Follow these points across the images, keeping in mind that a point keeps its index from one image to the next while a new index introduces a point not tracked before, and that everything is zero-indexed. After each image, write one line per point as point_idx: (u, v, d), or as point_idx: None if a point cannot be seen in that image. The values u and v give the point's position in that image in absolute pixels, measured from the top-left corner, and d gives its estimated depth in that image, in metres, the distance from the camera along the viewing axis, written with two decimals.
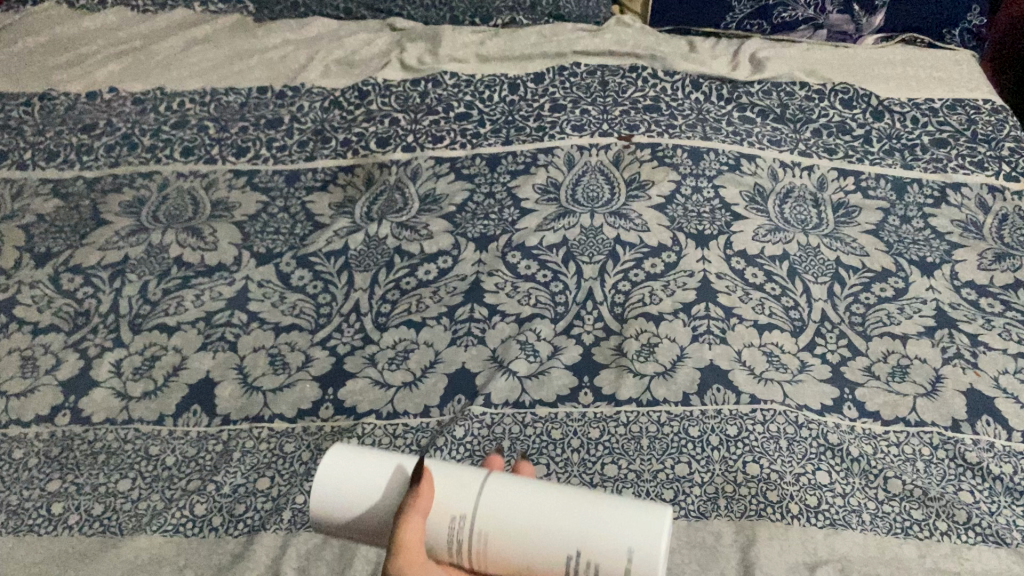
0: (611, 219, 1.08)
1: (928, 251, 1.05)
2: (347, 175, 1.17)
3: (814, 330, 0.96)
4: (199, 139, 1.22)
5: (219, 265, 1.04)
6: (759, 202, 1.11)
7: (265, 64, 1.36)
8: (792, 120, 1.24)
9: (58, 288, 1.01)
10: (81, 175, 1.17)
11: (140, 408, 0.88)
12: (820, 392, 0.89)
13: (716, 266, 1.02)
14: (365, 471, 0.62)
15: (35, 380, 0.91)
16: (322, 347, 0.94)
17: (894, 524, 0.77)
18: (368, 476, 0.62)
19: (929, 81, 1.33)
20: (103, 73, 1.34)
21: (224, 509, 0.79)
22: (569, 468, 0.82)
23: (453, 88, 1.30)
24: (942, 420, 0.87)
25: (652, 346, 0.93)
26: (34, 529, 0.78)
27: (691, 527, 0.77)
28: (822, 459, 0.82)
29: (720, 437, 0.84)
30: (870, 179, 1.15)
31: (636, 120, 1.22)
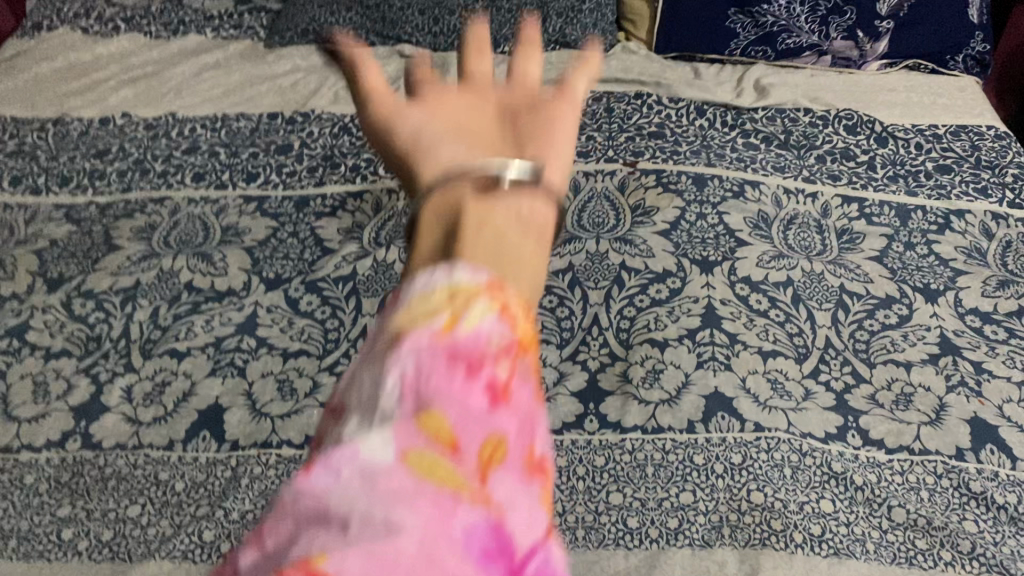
0: (616, 244, 1.09)
1: (932, 277, 1.06)
2: (355, 201, 1.18)
3: (819, 357, 0.96)
4: (210, 164, 1.24)
5: (229, 290, 1.05)
6: (763, 227, 1.12)
7: (276, 90, 1.38)
8: (797, 146, 1.25)
9: (70, 313, 1.03)
10: (94, 200, 1.19)
11: (150, 434, 0.89)
12: (824, 419, 0.90)
13: (721, 293, 1.03)
14: None
15: (47, 406, 0.92)
16: (330, 373, 0.95)
17: (898, 553, 0.78)
18: None
19: (933, 108, 1.33)
20: (116, 99, 1.36)
21: (233, 535, 0.80)
22: (574, 496, 0.83)
23: None
24: (946, 449, 0.87)
25: (657, 372, 0.93)
26: (45, 554, 0.79)
27: (696, 556, 0.77)
28: (826, 488, 0.83)
29: (725, 465, 0.85)
30: (874, 205, 1.16)
31: (641, 146, 1.24)
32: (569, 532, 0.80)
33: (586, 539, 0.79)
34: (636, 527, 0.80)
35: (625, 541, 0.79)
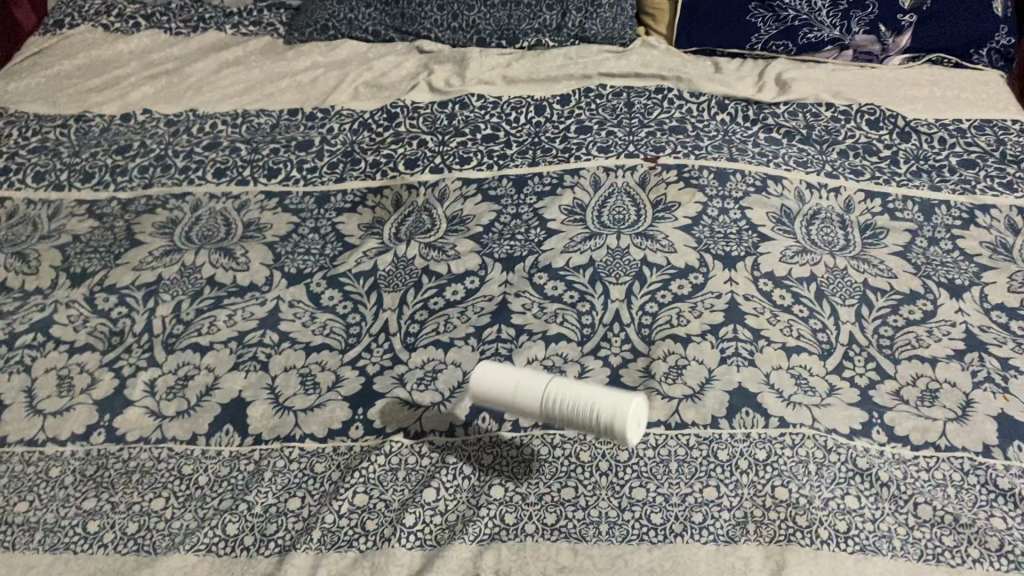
0: (638, 240, 1.09)
1: (957, 273, 1.05)
2: (376, 196, 1.18)
3: (842, 353, 0.95)
4: (231, 160, 1.24)
5: (251, 285, 1.06)
6: (785, 223, 1.11)
7: (295, 87, 1.38)
8: (819, 141, 1.24)
9: (93, 308, 1.03)
10: (116, 196, 1.20)
11: (174, 428, 0.90)
12: (849, 415, 0.89)
13: (744, 288, 1.02)
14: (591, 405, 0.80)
15: (71, 399, 0.93)
16: (352, 367, 0.95)
17: (925, 550, 0.77)
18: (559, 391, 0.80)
19: (956, 102, 1.32)
20: (137, 96, 1.37)
21: (256, 529, 0.80)
22: (597, 491, 0.82)
23: (480, 110, 1.30)
24: (973, 446, 0.86)
25: (680, 368, 0.93)
26: (70, 546, 0.79)
27: (720, 552, 0.77)
28: (851, 484, 0.82)
29: (749, 461, 0.84)
30: (898, 200, 1.15)
31: (662, 141, 1.23)
32: (592, 526, 0.79)
33: (610, 533, 0.79)
34: (660, 523, 0.79)
35: (649, 537, 0.78)
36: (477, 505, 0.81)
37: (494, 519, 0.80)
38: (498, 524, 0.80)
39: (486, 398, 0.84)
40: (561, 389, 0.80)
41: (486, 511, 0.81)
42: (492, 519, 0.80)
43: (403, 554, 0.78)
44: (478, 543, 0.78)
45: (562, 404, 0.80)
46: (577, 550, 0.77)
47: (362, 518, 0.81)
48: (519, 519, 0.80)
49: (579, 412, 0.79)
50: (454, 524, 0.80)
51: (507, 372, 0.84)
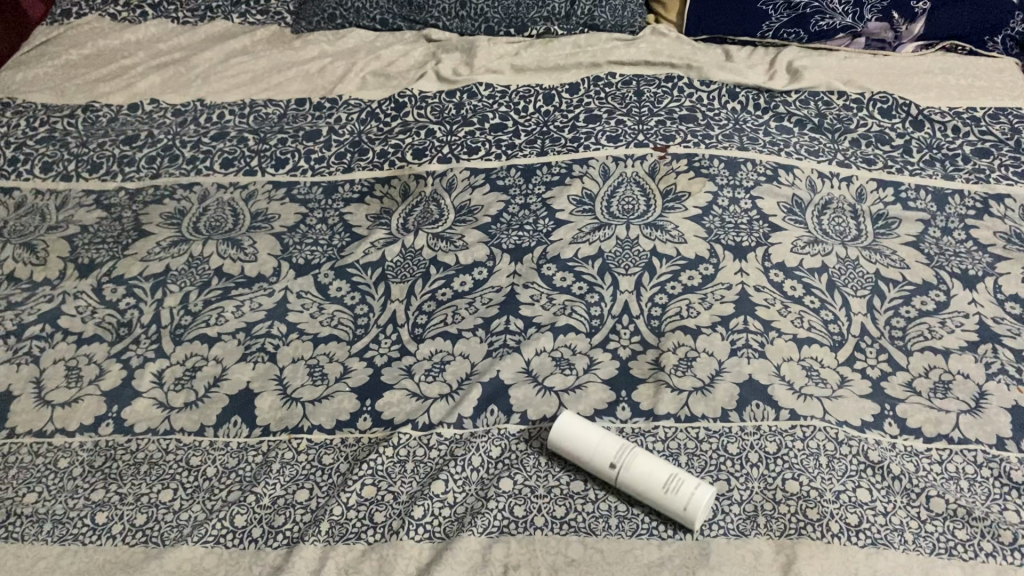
0: (647, 230, 1.08)
1: (970, 263, 1.04)
2: (383, 187, 1.18)
3: (854, 344, 0.94)
4: (238, 150, 1.23)
5: (259, 276, 1.05)
6: (797, 213, 1.10)
7: (303, 76, 1.37)
8: (830, 130, 1.22)
9: (101, 298, 1.03)
10: (124, 186, 1.20)
11: (182, 419, 0.90)
12: (861, 407, 0.88)
13: (755, 279, 1.01)
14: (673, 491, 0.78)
15: (79, 390, 0.93)
16: (360, 358, 0.95)
17: (937, 543, 0.76)
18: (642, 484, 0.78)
19: (970, 90, 1.30)
20: (144, 86, 1.37)
21: (264, 521, 0.80)
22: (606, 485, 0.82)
23: (488, 99, 1.29)
24: (986, 438, 0.85)
25: (689, 360, 0.92)
26: (79, 538, 0.79)
27: (730, 545, 0.76)
28: (862, 477, 0.82)
29: (759, 454, 0.83)
30: (911, 190, 1.13)
31: (671, 130, 1.21)
32: (602, 520, 0.79)
33: (619, 527, 0.78)
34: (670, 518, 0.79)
35: (658, 531, 0.78)
36: (486, 498, 0.81)
37: (503, 512, 0.80)
38: (507, 517, 0.80)
39: (566, 442, 0.82)
40: (649, 458, 0.80)
41: (495, 504, 0.80)
42: (501, 512, 0.80)
43: (411, 547, 0.78)
44: (487, 536, 0.78)
45: (645, 471, 0.79)
46: (586, 544, 0.77)
47: (370, 510, 0.80)
48: (529, 513, 0.80)
49: (661, 482, 0.78)
50: (463, 517, 0.80)
51: (597, 432, 0.82)
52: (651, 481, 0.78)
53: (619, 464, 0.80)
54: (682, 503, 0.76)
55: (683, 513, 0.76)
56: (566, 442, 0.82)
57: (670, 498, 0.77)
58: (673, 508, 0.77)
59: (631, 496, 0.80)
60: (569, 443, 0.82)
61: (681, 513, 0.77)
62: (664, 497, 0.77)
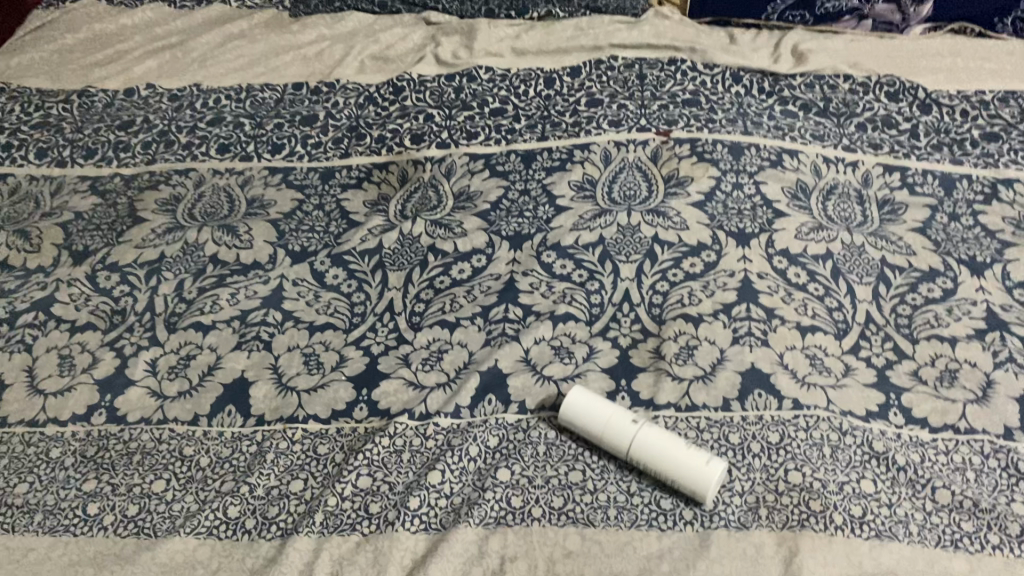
0: (648, 217, 1.06)
1: (977, 250, 1.02)
2: (381, 172, 1.16)
3: (859, 332, 0.93)
4: (235, 135, 1.21)
5: (254, 263, 1.04)
6: (801, 198, 1.08)
7: (301, 60, 1.35)
8: (836, 114, 1.20)
9: (95, 286, 1.02)
10: (119, 172, 1.18)
11: (175, 408, 0.88)
12: (865, 397, 0.86)
13: (758, 266, 1.00)
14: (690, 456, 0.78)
15: (72, 379, 0.92)
16: (356, 347, 0.94)
17: (943, 535, 0.75)
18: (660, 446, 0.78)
19: (980, 73, 1.27)
20: (140, 71, 1.35)
21: (258, 512, 0.79)
22: (605, 475, 0.80)
23: (488, 83, 1.27)
24: (994, 428, 0.84)
25: (691, 349, 0.91)
26: (70, 529, 0.78)
27: (732, 537, 0.75)
28: (867, 467, 0.80)
29: (761, 444, 0.82)
30: (918, 174, 1.11)
31: (674, 114, 1.19)
32: (601, 511, 0.78)
33: (619, 518, 0.77)
34: (670, 509, 0.77)
35: (658, 522, 0.77)
36: (483, 488, 0.80)
37: (500, 502, 0.79)
38: (505, 508, 0.78)
39: (588, 399, 0.83)
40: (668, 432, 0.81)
41: (492, 495, 0.79)
42: (498, 503, 0.79)
43: (407, 538, 0.76)
44: (484, 527, 0.77)
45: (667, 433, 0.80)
46: (585, 535, 0.76)
47: (365, 501, 0.79)
48: (526, 504, 0.79)
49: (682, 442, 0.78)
50: (459, 508, 0.79)
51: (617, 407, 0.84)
52: (672, 440, 0.79)
53: (641, 424, 0.80)
54: (702, 460, 0.77)
55: (701, 469, 0.76)
56: (585, 404, 0.82)
57: (691, 454, 0.77)
58: (693, 464, 0.76)
59: (643, 459, 0.79)
60: (590, 402, 0.82)
61: (699, 470, 0.76)
62: (684, 453, 0.77)
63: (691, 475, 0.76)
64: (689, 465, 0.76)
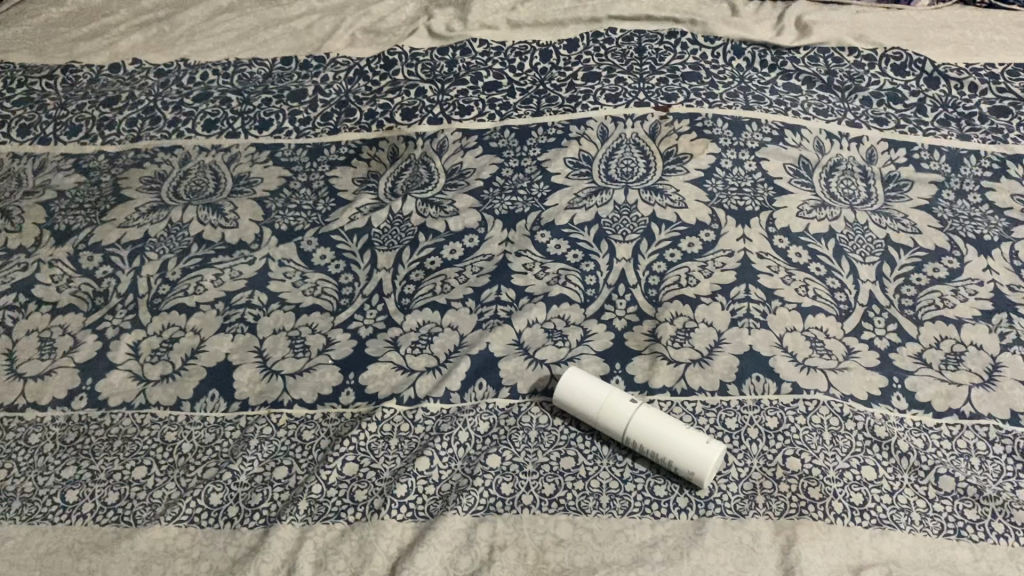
0: (646, 194, 1.03)
1: (985, 228, 0.99)
2: (371, 149, 1.13)
3: (861, 313, 0.90)
4: (221, 111, 1.18)
5: (240, 243, 1.01)
6: (803, 175, 1.05)
7: (290, 33, 1.30)
8: (841, 88, 1.16)
9: (77, 267, 0.99)
10: (103, 149, 1.15)
11: (158, 392, 0.86)
12: (867, 380, 0.84)
13: (758, 245, 0.97)
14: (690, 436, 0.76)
15: (53, 363, 0.90)
16: (344, 330, 0.91)
17: (945, 524, 0.73)
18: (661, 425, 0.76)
19: (989, 45, 1.22)
20: (126, 45, 1.30)
21: (240, 500, 0.77)
22: (598, 461, 0.78)
23: (482, 56, 1.23)
24: (1000, 413, 0.81)
25: (688, 331, 0.88)
26: (49, 517, 0.77)
27: (727, 526, 0.73)
28: (868, 454, 0.77)
29: (760, 429, 0.79)
30: (924, 150, 1.08)
31: (674, 88, 1.15)
32: (593, 498, 0.75)
33: (611, 506, 0.75)
34: (664, 496, 0.75)
35: (652, 510, 0.74)
36: (472, 475, 0.77)
37: (490, 489, 0.76)
38: (494, 495, 0.76)
39: (587, 375, 0.80)
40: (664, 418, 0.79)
41: (482, 481, 0.77)
42: (487, 490, 0.76)
43: (393, 526, 0.74)
44: (472, 515, 0.74)
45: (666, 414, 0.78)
46: (576, 523, 0.74)
47: (351, 488, 0.77)
48: (517, 490, 0.76)
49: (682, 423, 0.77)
50: (447, 495, 0.76)
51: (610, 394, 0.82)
52: (672, 419, 0.77)
53: (640, 402, 0.78)
54: (705, 438, 0.75)
55: (704, 446, 0.74)
56: (585, 379, 0.80)
57: (694, 432, 0.75)
58: (696, 441, 0.74)
59: (642, 435, 0.76)
60: (589, 379, 0.80)
61: (703, 447, 0.74)
62: (687, 430, 0.75)
63: (692, 453, 0.74)
64: (691, 445, 0.74)
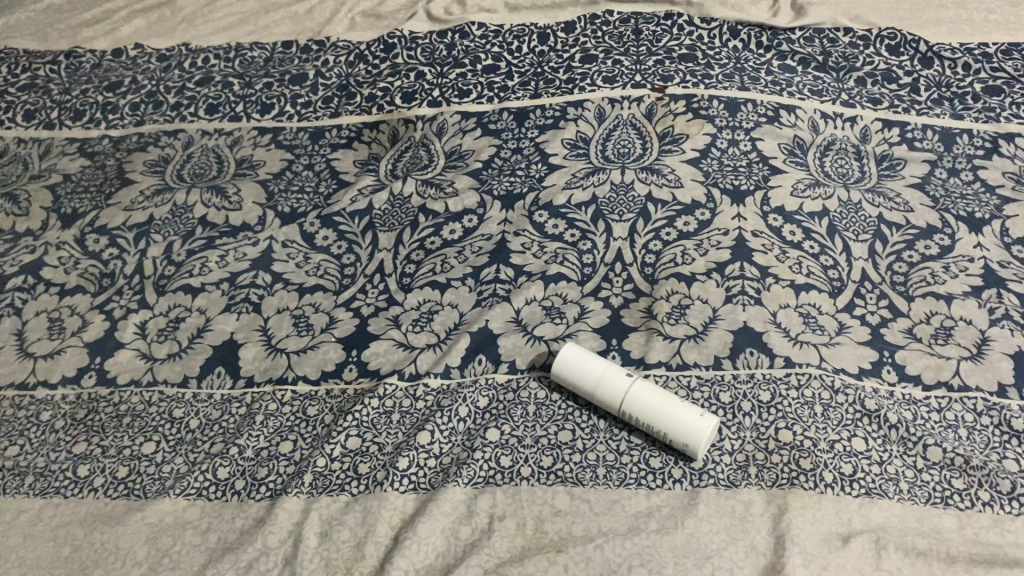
0: (642, 174, 1.04)
1: (977, 206, 1.00)
2: (372, 131, 1.15)
3: (854, 290, 0.92)
4: (223, 95, 1.19)
5: (244, 225, 1.03)
6: (798, 154, 1.07)
7: (290, 17, 1.30)
8: (835, 68, 1.17)
9: (84, 249, 1.01)
10: (107, 134, 1.17)
11: (165, 370, 0.88)
12: (859, 355, 0.85)
13: (752, 224, 0.98)
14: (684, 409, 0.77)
15: (62, 342, 0.92)
16: (346, 308, 0.93)
17: (933, 493, 0.75)
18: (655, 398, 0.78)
19: (985, 24, 1.22)
20: (129, 30, 1.31)
21: (247, 473, 0.79)
22: (594, 434, 0.80)
23: (481, 39, 1.23)
24: (987, 385, 0.83)
25: (683, 308, 0.90)
26: (61, 490, 0.79)
27: (720, 496, 0.75)
28: (858, 426, 0.79)
29: (753, 402, 0.81)
30: (917, 129, 1.09)
31: (670, 69, 1.16)
32: (589, 470, 0.78)
33: (607, 477, 0.77)
34: (658, 468, 0.77)
35: (647, 481, 0.76)
36: (472, 448, 0.79)
37: (490, 462, 0.78)
38: (493, 467, 0.78)
39: (584, 351, 0.82)
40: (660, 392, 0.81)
41: (481, 454, 0.79)
42: (487, 462, 0.78)
43: (395, 498, 0.76)
44: (472, 486, 0.77)
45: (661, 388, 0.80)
46: (573, 494, 0.76)
47: (354, 461, 0.79)
48: (515, 463, 0.78)
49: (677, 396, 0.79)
50: (448, 468, 0.78)
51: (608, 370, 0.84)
52: (667, 393, 0.79)
53: (636, 377, 0.80)
54: (699, 411, 0.77)
55: (698, 419, 0.76)
56: (582, 356, 0.82)
57: (688, 406, 0.77)
58: (690, 415, 0.76)
59: (638, 409, 0.78)
60: (585, 356, 0.82)
61: (697, 419, 0.76)
62: (681, 404, 0.77)
63: (686, 426, 0.76)
64: (685, 418, 0.76)
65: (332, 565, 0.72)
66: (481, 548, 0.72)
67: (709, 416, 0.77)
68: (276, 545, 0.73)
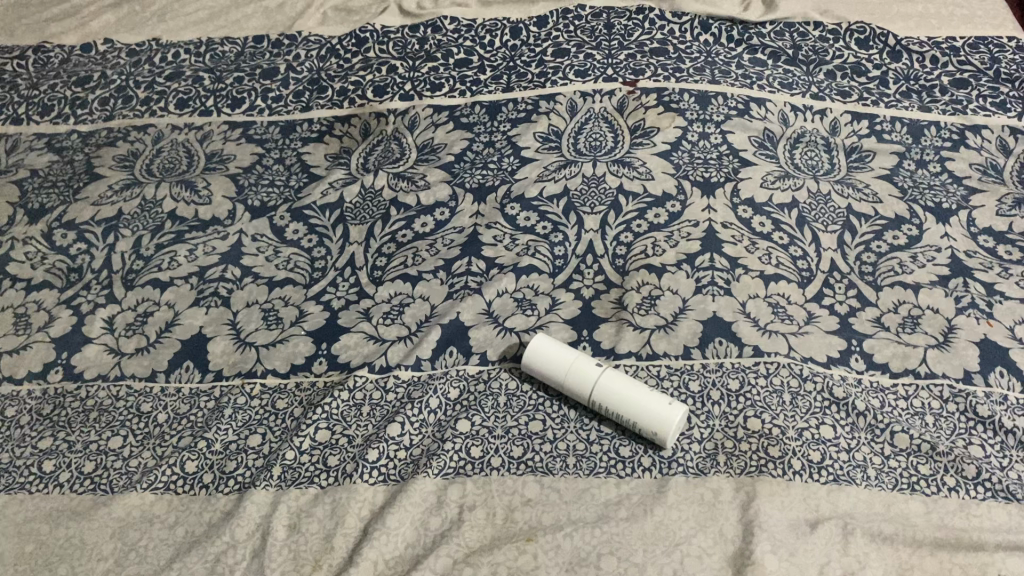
0: (613, 167, 1.05)
1: (944, 196, 1.01)
2: (343, 126, 1.14)
3: (823, 280, 0.92)
4: (193, 90, 1.18)
5: (213, 219, 1.02)
6: (768, 147, 1.07)
7: (262, 11, 1.28)
8: (805, 62, 1.17)
9: (51, 244, 1.00)
10: (75, 129, 1.15)
11: (133, 364, 0.88)
12: (827, 343, 0.86)
13: (722, 215, 0.99)
14: (652, 397, 0.77)
15: (28, 337, 0.91)
16: (316, 302, 0.93)
17: (899, 479, 0.75)
18: (623, 388, 0.78)
19: (952, 19, 1.22)
20: (98, 24, 1.28)
21: (215, 467, 0.78)
22: (564, 425, 0.80)
23: (453, 34, 1.22)
24: (954, 372, 0.83)
25: (653, 299, 0.90)
26: (26, 486, 0.78)
27: (689, 484, 0.75)
28: (826, 413, 0.80)
29: (722, 391, 0.82)
30: (886, 122, 1.10)
31: (642, 63, 1.16)
32: (559, 459, 0.78)
33: (577, 466, 0.77)
34: (627, 457, 0.77)
35: (616, 470, 0.77)
36: (441, 439, 0.79)
37: (460, 453, 0.78)
38: (463, 458, 0.78)
39: (554, 342, 0.82)
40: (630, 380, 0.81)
41: (451, 445, 0.79)
42: (458, 453, 0.78)
43: (365, 489, 0.76)
44: (442, 477, 0.76)
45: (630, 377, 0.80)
46: (544, 483, 0.76)
47: (324, 454, 0.79)
48: (486, 453, 0.78)
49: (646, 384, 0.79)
50: (419, 459, 0.78)
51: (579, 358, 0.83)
52: (635, 381, 0.79)
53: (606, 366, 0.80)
54: (668, 400, 0.77)
55: (666, 408, 0.76)
56: (551, 348, 0.82)
57: (657, 396, 0.77)
58: (658, 405, 0.76)
59: (608, 401, 0.78)
60: (553, 348, 0.81)
61: (664, 409, 0.76)
62: (649, 393, 0.78)
63: (654, 417, 0.76)
64: (653, 407, 0.76)
65: (301, 558, 0.72)
66: (450, 539, 0.72)
67: (676, 403, 0.77)
68: (243, 538, 0.73)
